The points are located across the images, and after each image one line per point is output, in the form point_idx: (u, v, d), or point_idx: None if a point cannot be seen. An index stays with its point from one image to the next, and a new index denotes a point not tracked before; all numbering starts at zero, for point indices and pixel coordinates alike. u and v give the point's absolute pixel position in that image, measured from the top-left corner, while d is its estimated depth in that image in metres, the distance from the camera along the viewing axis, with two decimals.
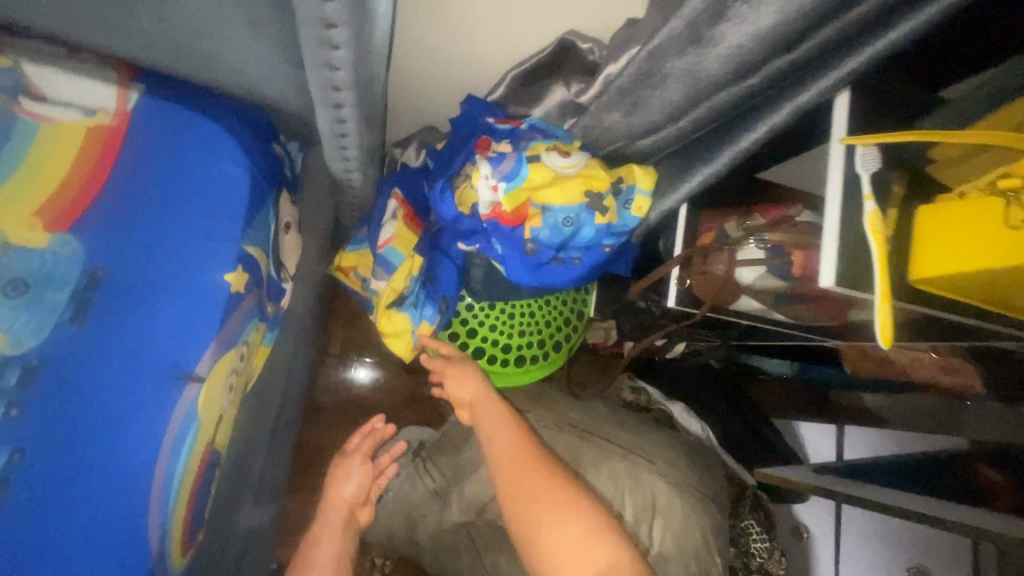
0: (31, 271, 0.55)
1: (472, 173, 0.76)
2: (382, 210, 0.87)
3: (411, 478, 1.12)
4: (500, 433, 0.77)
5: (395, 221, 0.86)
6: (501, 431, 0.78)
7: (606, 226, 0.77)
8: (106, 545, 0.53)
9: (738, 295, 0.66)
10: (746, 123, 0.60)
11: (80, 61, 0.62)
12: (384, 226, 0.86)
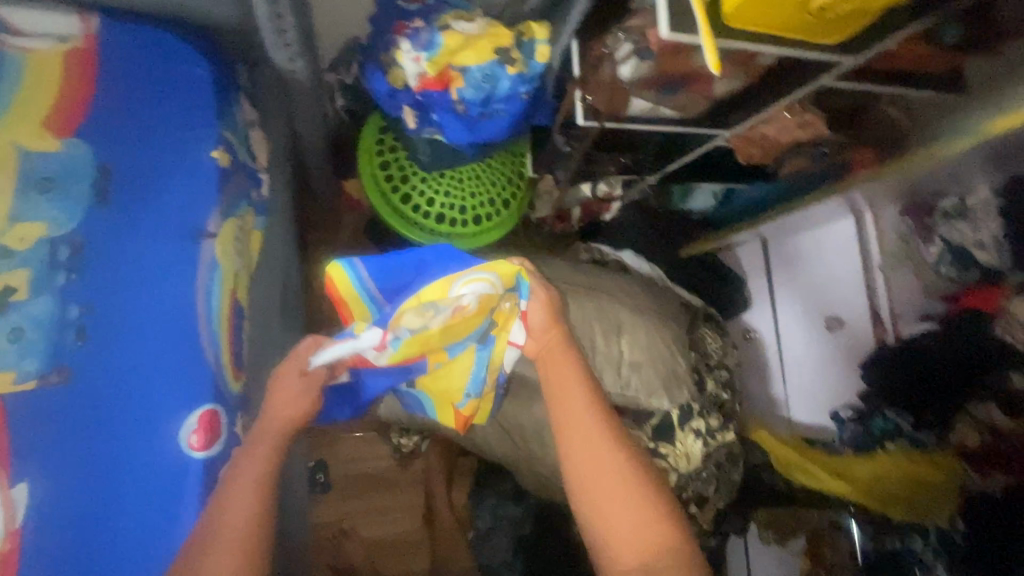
0: (54, 170, 0.67)
1: (396, 54, 0.90)
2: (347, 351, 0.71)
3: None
4: (574, 417, 0.74)
5: (331, 341, 0.72)
6: (578, 406, 0.73)
7: (518, 76, 0.91)
8: (172, 360, 0.67)
9: (626, 95, 0.84)
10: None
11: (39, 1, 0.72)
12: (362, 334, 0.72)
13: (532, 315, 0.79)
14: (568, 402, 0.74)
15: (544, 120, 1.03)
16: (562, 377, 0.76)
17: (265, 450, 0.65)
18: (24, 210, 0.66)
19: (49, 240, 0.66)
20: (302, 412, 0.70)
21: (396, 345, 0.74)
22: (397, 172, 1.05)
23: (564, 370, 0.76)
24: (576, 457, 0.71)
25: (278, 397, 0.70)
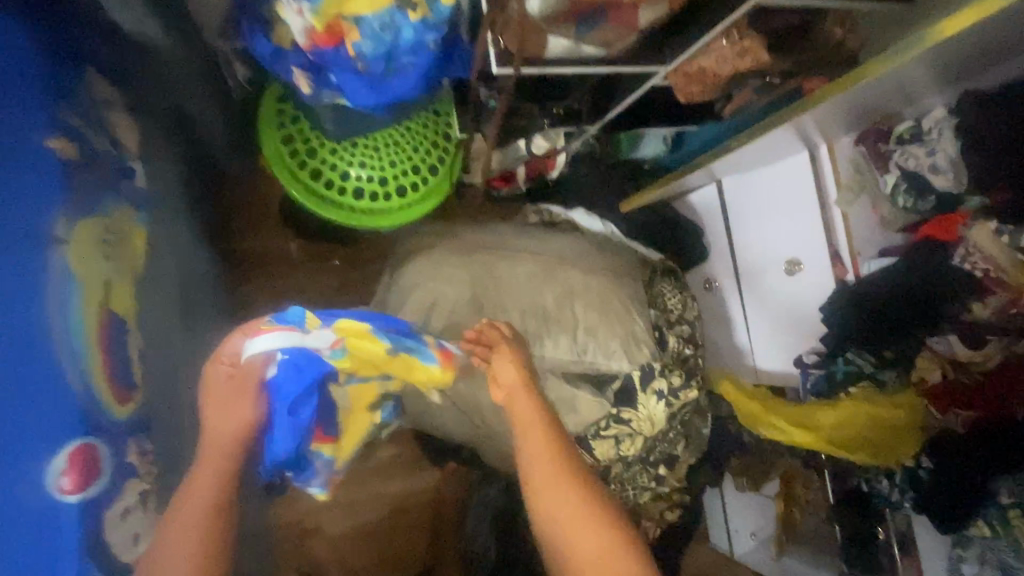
0: None
1: (278, 9, 0.78)
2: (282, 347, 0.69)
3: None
4: (539, 463, 0.75)
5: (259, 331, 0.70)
6: (544, 454, 0.75)
7: (422, 22, 0.79)
8: (23, 396, 0.56)
9: (542, 33, 0.74)
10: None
11: None
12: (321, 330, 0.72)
13: (500, 370, 0.81)
14: (533, 447, 0.76)
15: (463, 73, 0.92)
16: (526, 422, 0.77)
17: (212, 483, 0.66)
18: None
19: None
20: (245, 421, 0.70)
21: (339, 355, 0.75)
22: (303, 145, 0.94)
23: (524, 410, 0.78)
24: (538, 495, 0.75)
25: (212, 406, 0.69)
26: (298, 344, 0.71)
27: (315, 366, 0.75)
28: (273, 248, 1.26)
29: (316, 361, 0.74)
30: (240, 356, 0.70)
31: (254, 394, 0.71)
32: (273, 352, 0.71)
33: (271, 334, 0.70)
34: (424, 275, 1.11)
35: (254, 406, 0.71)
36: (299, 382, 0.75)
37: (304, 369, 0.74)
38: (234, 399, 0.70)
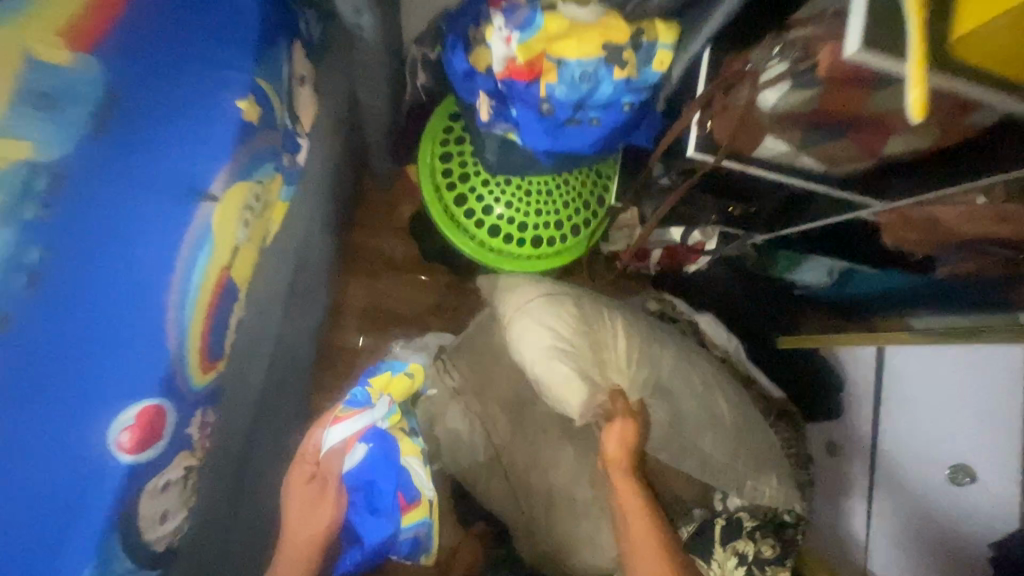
0: (53, 86, 0.57)
1: (487, 31, 0.73)
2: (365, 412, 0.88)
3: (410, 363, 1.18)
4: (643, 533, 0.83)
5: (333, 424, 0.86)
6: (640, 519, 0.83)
7: (625, 82, 0.72)
8: (122, 350, 0.54)
9: (760, 133, 0.64)
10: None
11: None
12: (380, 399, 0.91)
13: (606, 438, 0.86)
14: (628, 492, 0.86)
15: (645, 143, 0.85)
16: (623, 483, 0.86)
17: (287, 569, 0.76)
18: (12, 122, 0.55)
19: (29, 164, 0.55)
20: (322, 528, 0.79)
21: (393, 412, 0.93)
22: (458, 167, 0.91)
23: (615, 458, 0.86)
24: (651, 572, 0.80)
25: (299, 510, 0.79)
26: (371, 425, 0.89)
27: (388, 460, 0.90)
28: (389, 250, 1.26)
29: (392, 460, 0.91)
30: (320, 453, 0.83)
31: (335, 496, 0.82)
32: (355, 443, 0.87)
33: (343, 426, 0.85)
34: (569, 322, 0.87)
35: (331, 513, 0.81)
36: (388, 471, 0.90)
37: (387, 461, 0.90)
38: (324, 488, 0.81)
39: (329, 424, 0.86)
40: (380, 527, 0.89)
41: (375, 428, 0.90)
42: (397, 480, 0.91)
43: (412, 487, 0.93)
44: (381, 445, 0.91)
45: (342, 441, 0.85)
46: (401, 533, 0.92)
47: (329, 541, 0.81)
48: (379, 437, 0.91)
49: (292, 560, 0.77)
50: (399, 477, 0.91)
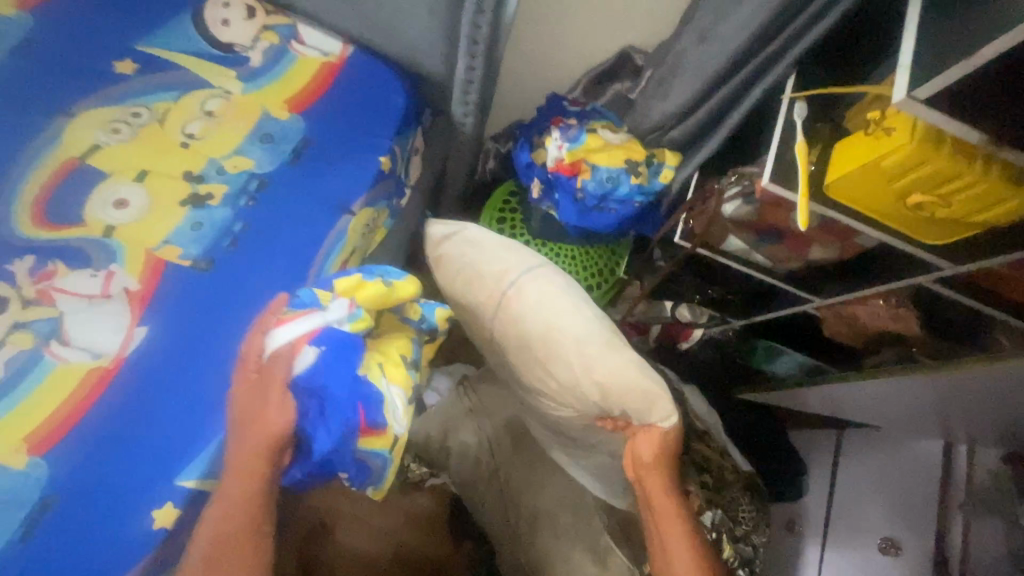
0: (275, 131, 0.90)
1: (545, 138, 1.05)
2: (329, 311, 0.77)
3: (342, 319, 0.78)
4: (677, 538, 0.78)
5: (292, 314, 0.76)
6: (677, 539, 0.77)
7: (639, 186, 1.03)
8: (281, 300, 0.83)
9: (725, 231, 0.91)
10: (739, 100, 0.90)
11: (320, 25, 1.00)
12: (338, 304, 0.78)
13: (635, 448, 0.79)
14: (666, 506, 0.79)
15: (650, 231, 1.12)
16: (661, 499, 0.79)
17: (234, 510, 0.67)
18: (246, 148, 0.88)
19: (250, 174, 0.87)
20: (274, 431, 0.69)
21: (355, 316, 0.79)
22: (507, 229, 1.20)
23: (659, 484, 0.79)
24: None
25: (245, 414, 0.70)
26: (324, 326, 0.76)
27: (351, 358, 0.77)
28: None
29: (351, 356, 0.77)
30: (268, 352, 0.74)
31: (283, 397, 0.70)
32: (303, 345, 0.74)
33: (289, 328, 0.74)
34: (588, 302, 0.82)
35: (279, 415, 0.69)
36: (343, 371, 0.75)
37: (347, 363, 0.76)
38: (270, 388, 0.71)
39: (271, 327, 0.75)
40: (348, 415, 0.75)
41: (326, 332, 0.76)
42: (354, 390, 0.76)
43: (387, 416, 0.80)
44: (336, 339, 0.76)
45: (294, 340, 0.74)
46: (351, 452, 0.77)
47: (287, 439, 0.70)
48: (336, 334, 0.76)
49: (246, 448, 0.68)
50: (356, 378, 0.77)
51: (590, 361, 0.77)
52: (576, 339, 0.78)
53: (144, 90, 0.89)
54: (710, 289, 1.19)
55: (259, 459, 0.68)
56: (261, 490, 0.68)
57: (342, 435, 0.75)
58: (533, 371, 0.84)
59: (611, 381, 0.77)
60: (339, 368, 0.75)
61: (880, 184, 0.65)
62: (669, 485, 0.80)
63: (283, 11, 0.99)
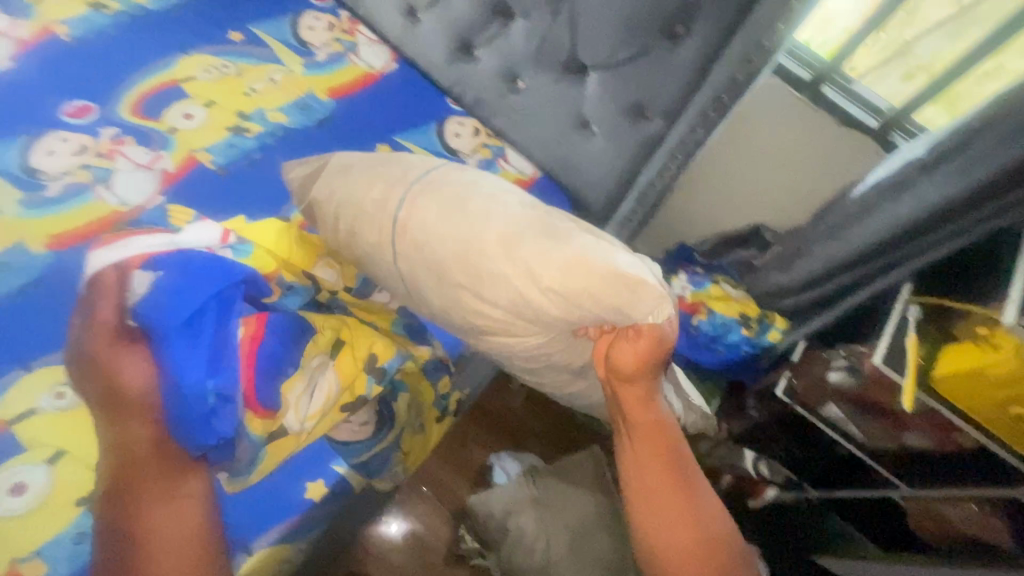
0: None
1: (673, 277, 1.22)
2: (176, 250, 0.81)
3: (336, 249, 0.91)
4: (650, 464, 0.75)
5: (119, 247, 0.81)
6: (650, 448, 0.74)
7: (748, 337, 1.16)
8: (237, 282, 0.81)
9: (826, 396, 1.02)
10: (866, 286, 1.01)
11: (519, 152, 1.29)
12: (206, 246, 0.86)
13: (620, 358, 0.73)
14: (644, 409, 0.75)
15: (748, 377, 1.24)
16: (639, 401, 0.75)
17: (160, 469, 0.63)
18: None
19: None
20: (134, 380, 0.67)
21: (240, 254, 0.89)
22: None
23: (641, 386, 0.75)
24: (641, 509, 0.73)
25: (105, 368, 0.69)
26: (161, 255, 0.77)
27: (195, 280, 0.74)
28: None
29: (193, 275, 0.75)
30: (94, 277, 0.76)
31: (133, 343, 0.70)
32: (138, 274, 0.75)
33: (108, 256, 0.78)
34: (516, 200, 0.77)
35: (134, 361, 0.68)
36: (185, 292, 0.73)
37: (187, 283, 0.74)
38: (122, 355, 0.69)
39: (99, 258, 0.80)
40: (227, 377, 0.71)
41: (164, 260, 0.76)
42: (219, 339, 0.73)
43: (281, 395, 0.76)
44: (177, 273, 0.74)
45: (126, 261, 0.76)
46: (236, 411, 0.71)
47: (149, 386, 0.67)
48: (184, 251, 0.79)
49: (114, 403, 0.66)
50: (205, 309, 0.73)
51: (533, 267, 0.69)
52: (506, 236, 0.72)
53: None
54: (800, 452, 1.21)
55: (121, 420, 0.65)
56: (152, 448, 0.64)
57: (212, 399, 0.69)
58: (467, 308, 0.76)
59: (564, 280, 0.68)
60: (183, 294, 0.72)
61: (982, 387, 0.78)
62: (648, 395, 0.75)
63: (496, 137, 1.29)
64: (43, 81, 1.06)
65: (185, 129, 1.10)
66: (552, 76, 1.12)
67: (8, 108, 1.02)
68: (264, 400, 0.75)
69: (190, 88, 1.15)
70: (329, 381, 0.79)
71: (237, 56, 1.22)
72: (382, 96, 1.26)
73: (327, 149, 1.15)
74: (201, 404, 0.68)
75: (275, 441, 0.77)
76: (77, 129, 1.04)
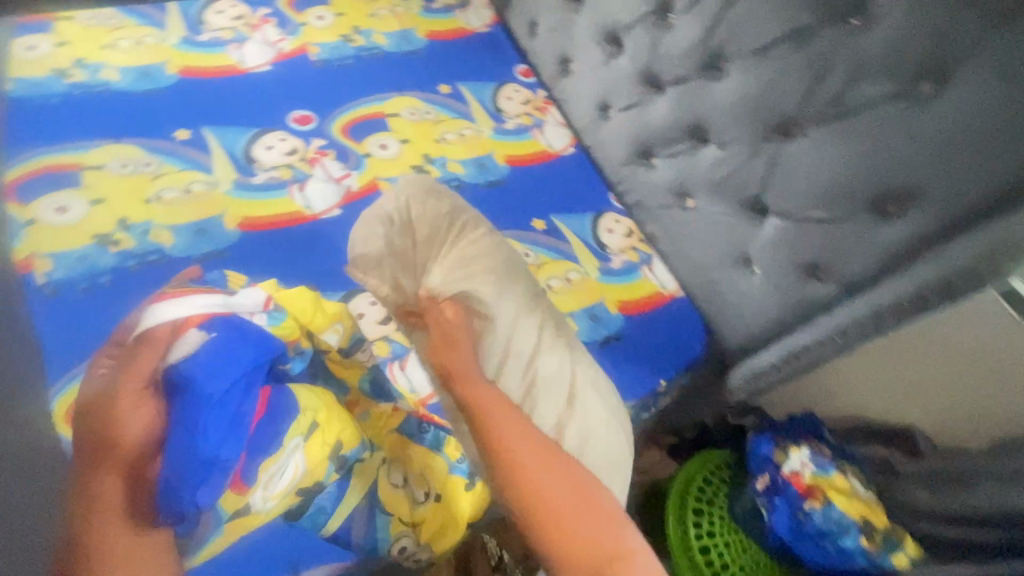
0: (603, 316, 1.14)
1: (792, 446, 1.11)
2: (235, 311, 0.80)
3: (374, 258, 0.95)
4: (528, 471, 0.74)
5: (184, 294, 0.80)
6: (520, 433, 0.78)
7: (866, 549, 1.00)
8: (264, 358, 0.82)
9: None
10: None
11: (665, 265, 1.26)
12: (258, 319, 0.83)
13: (460, 364, 0.84)
14: (502, 426, 0.78)
15: None
16: (489, 415, 0.79)
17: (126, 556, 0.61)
18: (577, 316, 1.13)
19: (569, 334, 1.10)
20: (142, 434, 0.67)
21: (274, 323, 0.84)
22: (707, 495, 1.21)
23: (484, 397, 0.81)
24: (522, 506, 0.72)
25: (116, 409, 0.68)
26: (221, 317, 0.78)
27: (234, 344, 0.76)
28: None
29: (234, 345, 0.76)
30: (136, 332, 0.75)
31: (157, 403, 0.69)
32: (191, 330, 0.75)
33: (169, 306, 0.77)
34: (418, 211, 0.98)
35: (146, 409, 0.68)
36: (222, 354, 0.74)
37: (232, 350, 0.75)
38: (139, 363, 0.71)
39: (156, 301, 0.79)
40: (224, 463, 0.71)
41: (219, 321, 0.77)
42: (236, 419, 0.74)
43: (258, 473, 0.76)
44: (232, 345, 0.76)
45: (184, 318, 0.75)
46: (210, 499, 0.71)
47: (146, 454, 0.67)
48: (237, 320, 0.79)
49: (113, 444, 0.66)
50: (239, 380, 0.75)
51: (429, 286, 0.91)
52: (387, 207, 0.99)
53: (540, 242, 1.20)
54: None
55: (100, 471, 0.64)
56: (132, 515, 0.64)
57: (205, 463, 0.69)
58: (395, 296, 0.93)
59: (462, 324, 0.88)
60: (226, 357, 0.74)
61: None
62: (498, 396, 0.82)
63: (645, 243, 1.27)
64: (286, 88, 1.23)
65: (377, 156, 1.21)
66: (727, 208, 1.10)
67: (253, 104, 1.19)
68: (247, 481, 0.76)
69: (393, 123, 1.27)
70: (296, 463, 0.79)
71: (440, 105, 1.33)
72: (552, 174, 1.31)
73: (489, 208, 1.21)
74: (196, 471, 0.68)
75: (237, 518, 0.78)
76: (295, 134, 1.18)
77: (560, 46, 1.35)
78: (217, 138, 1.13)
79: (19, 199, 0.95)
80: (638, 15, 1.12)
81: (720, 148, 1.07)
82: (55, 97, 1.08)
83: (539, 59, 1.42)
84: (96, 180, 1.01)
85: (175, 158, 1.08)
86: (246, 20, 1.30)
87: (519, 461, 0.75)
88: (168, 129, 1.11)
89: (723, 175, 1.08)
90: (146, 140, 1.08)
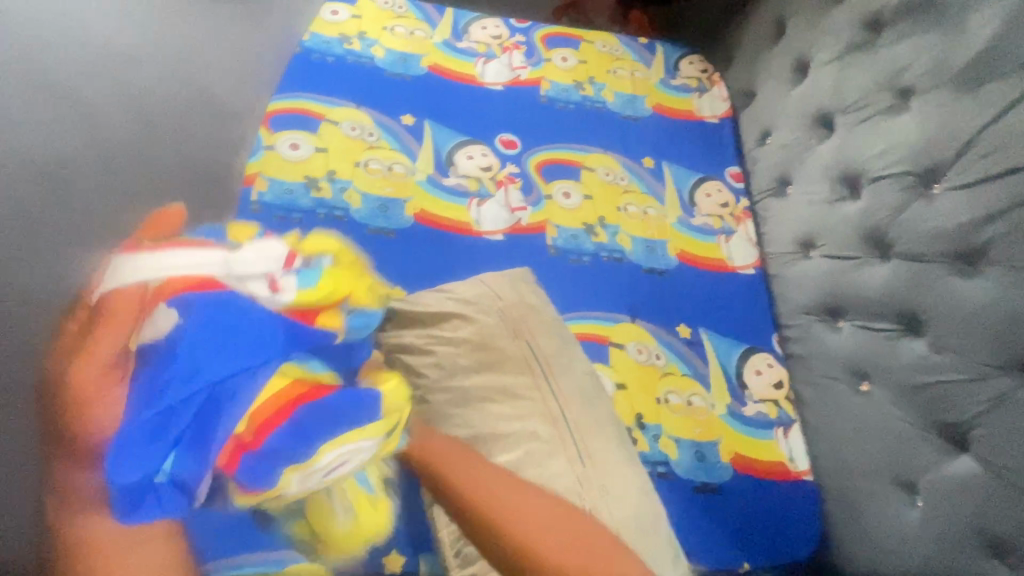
0: (712, 460, 1.01)
1: None
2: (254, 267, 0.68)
3: (515, 300, 0.95)
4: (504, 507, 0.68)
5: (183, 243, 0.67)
6: (480, 473, 0.72)
7: None
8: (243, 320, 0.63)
9: None
10: None
11: (803, 439, 1.08)
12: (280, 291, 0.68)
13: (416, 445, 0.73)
14: (490, 492, 0.69)
15: None
16: (468, 487, 0.70)
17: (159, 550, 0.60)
18: (684, 446, 1.01)
19: (668, 461, 0.99)
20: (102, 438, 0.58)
21: (309, 281, 0.69)
22: None
23: (457, 472, 0.71)
24: (534, 545, 0.65)
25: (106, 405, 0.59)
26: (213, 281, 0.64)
27: (232, 334, 0.62)
28: None
29: (227, 324, 0.62)
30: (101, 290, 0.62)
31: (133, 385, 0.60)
32: (162, 310, 0.62)
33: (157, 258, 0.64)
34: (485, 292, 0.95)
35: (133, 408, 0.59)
36: (212, 317, 0.62)
37: (229, 335, 0.62)
38: (116, 323, 0.61)
39: (136, 253, 0.65)
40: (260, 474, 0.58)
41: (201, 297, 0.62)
42: (242, 388, 0.60)
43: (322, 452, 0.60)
44: (224, 321, 0.62)
45: (156, 290, 0.62)
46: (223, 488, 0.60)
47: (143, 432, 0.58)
48: (228, 293, 0.64)
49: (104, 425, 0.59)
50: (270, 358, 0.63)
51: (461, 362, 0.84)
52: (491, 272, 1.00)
53: (678, 351, 1.11)
54: None
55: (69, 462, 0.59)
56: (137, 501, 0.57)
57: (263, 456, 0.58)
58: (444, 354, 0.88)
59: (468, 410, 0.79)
60: (224, 318, 0.62)
61: None
62: (444, 450, 0.73)
63: (790, 406, 1.12)
64: (507, 111, 1.31)
65: (558, 201, 1.22)
66: (912, 418, 0.91)
67: (474, 115, 1.28)
68: (247, 484, 0.58)
69: (585, 176, 1.27)
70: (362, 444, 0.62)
71: (636, 177, 1.31)
72: (719, 288, 1.21)
73: (641, 295, 1.15)
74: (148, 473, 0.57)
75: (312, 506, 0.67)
76: (496, 154, 1.24)
77: (786, 165, 1.25)
78: (433, 133, 1.23)
79: (269, 127, 1.12)
80: (893, 171, 0.99)
81: (933, 349, 0.90)
82: (331, 56, 1.26)
83: (755, 169, 1.33)
84: (327, 133, 1.15)
85: (393, 137, 1.20)
86: (501, 41, 1.41)
87: (485, 497, 0.69)
88: (399, 111, 1.23)
89: (924, 380, 0.90)
90: (378, 114, 1.22)
